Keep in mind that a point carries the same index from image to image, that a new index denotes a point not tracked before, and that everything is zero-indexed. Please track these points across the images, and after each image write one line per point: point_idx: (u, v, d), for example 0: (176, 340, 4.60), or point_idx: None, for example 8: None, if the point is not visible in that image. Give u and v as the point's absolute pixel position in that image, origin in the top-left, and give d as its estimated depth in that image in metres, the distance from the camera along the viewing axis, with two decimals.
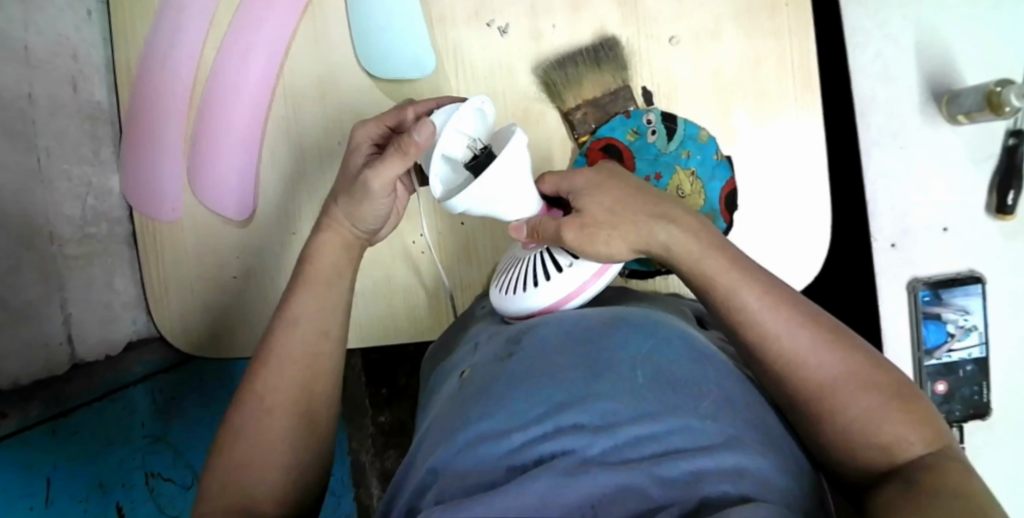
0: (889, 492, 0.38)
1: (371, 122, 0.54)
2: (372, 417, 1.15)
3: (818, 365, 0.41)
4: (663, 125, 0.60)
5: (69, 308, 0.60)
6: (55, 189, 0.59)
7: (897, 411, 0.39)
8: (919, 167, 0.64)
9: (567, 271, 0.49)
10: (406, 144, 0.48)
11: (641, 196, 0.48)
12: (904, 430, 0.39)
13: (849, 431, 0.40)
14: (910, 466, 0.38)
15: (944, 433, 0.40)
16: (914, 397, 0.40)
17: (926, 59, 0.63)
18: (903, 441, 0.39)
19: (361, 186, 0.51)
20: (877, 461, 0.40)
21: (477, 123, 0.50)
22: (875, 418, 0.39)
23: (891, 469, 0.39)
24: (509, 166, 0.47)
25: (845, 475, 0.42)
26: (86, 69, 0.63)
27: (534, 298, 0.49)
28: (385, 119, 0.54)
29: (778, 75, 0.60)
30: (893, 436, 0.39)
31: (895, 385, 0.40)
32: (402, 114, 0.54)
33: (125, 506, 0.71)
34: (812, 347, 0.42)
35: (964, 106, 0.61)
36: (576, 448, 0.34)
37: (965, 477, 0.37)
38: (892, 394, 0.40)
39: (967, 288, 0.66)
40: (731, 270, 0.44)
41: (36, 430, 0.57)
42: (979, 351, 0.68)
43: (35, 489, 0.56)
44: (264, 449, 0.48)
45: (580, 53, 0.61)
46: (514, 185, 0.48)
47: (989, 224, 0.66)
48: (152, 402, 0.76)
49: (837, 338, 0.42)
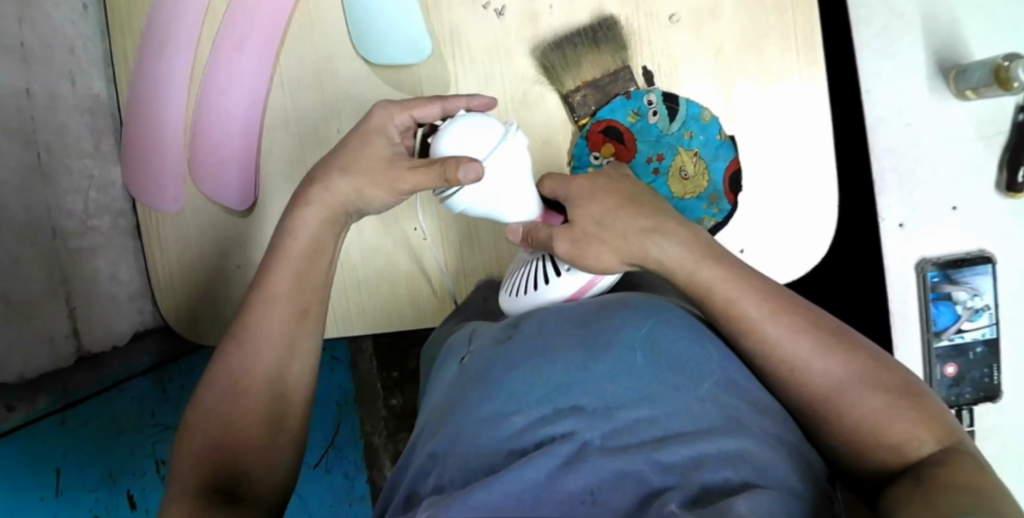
0: (899, 488, 0.37)
1: (395, 108, 0.52)
2: (383, 400, 1.16)
3: (823, 368, 0.40)
4: (664, 106, 0.59)
5: (75, 302, 0.61)
6: (55, 184, 0.59)
7: (907, 410, 0.39)
8: (926, 144, 0.62)
9: (571, 273, 0.49)
10: (450, 172, 0.45)
11: (634, 207, 0.47)
12: (915, 428, 0.38)
13: (861, 432, 0.39)
14: (923, 463, 0.38)
15: (953, 430, 0.39)
16: (925, 398, 0.40)
17: (932, 33, 0.61)
18: (913, 440, 0.38)
19: (391, 175, 0.50)
20: (889, 460, 0.39)
21: (489, 131, 0.47)
22: (884, 418, 0.39)
23: (903, 468, 0.39)
24: (507, 168, 0.47)
25: (856, 473, 0.41)
26: (83, 62, 0.63)
27: (548, 296, 0.49)
28: (413, 109, 0.52)
29: (782, 51, 0.59)
30: (904, 435, 0.38)
31: (901, 384, 0.40)
32: (431, 106, 0.52)
33: (135, 493, 0.73)
34: (813, 351, 0.41)
35: (971, 81, 0.59)
36: (576, 431, 0.34)
37: (977, 472, 0.36)
38: (900, 393, 0.39)
39: (977, 268, 0.64)
40: (727, 278, 0.44)
41: (43, 422, 0.59)
42: (990, 332, 0.66)
43: (45, 480, 0.60)
44: (256, 438, 0.49)
45: (578, 34, 0.60)
46: (512, 187, 0.48)
47: (998, 202, 0.64)
48: (162, 391, 0.78)
49: (839, 341, 0.41)
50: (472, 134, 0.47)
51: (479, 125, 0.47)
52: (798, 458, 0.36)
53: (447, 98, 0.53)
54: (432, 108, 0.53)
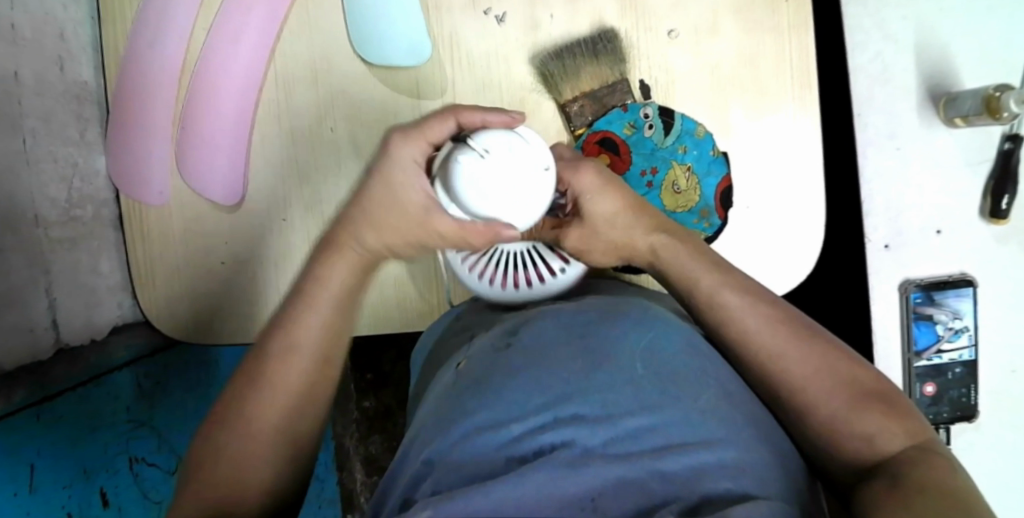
0: (873, 490, 0.37)
1: (412, 141, 0.48)
2: (357, 403, 1.15)
3: (799, 358, 0.43)
4: (660, 120, 0.60)
5: (54, 292, 0.59)
6: (41, 171, 0.58)
7: (874, 403, 0.41)
8: (914, 168, 0.64)
9: (559, 274, 0.54)
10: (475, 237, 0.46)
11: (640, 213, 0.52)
12: (886, 422, 0.40)
13: (831, 423, 0.41)
14: (894, 457, 0.39)
15: (924, 429, 0.40)
16: (897, 393, 0.42)
17: (925, 62, 0.63)
18: (884, 432, 0.40)
19: (411, 223, 0.49)
20: (862, 455, 0.40)
21: (483, 168, 0.44)
22: (853, 411, 0.41)
23: (876, 463, 0.39)
24: (520, 189, 0.45)
25: (834, 474, 0.41)
26: (72, 48, 0.62)
27: (539, 290, 0.54)
28: (428, 135, 0.48)
29: (777, 71, 0.60)
30: (875, 428, 0.40)
31: (872, 383, 0.42)
32: (445, 125, 0.48)
33: (109, 492, 0.71)
34: (793, 343, 0.44)
35: (962, 109, 0.61)
36: (577, 439, 0.34)
37: (945, 470, 0.37)
38: (870, 389, 0.42)
39: (959, 290, 0.66)
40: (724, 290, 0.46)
41: (19, 415, 0.56)
42: (968, 354, 0.68)
43: (18, 475, 0.57)
44: (260, 438, 0.47)
45: (579, 45, 0.60)
46: (533, 192, 0.46)
47: (982, 227, 0.66)
48: (137, 387, 0.76)
49: (817, 338, 0.44)
50: (474, 180, 0.44)
51: (475, 170, 0.44)
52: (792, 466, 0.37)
53: (460, 110, 0.48)
54: (445, 126, 0.48)
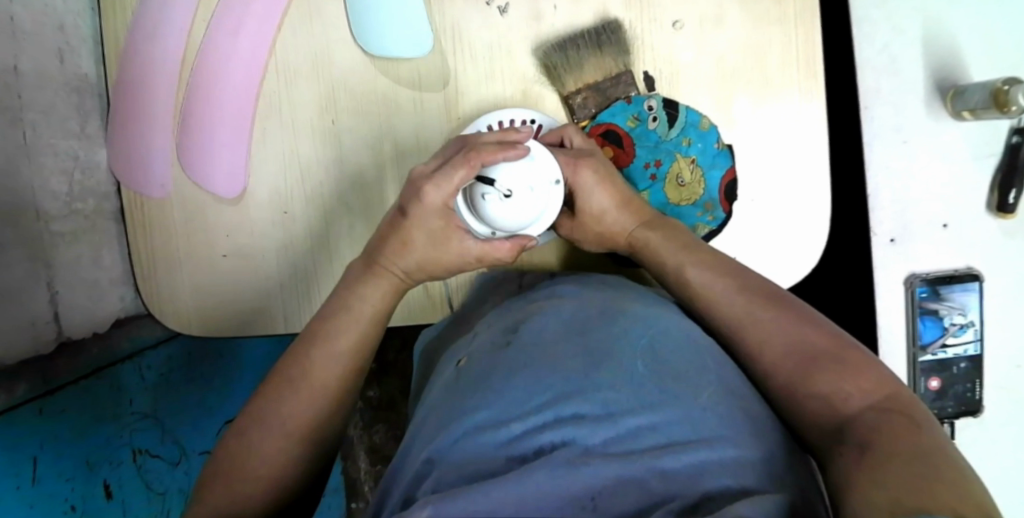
0: (846, 460, 0.36)
1: (443, 192, 0.50)
2: (360, 393, 1.15)
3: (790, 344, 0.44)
4: (664, 112, 0.60)
5: (57, 286, 0.59)
6: (41, 164, 0.57)
7: (826, 365, 0.42)
8: (921, 161, 0.64)
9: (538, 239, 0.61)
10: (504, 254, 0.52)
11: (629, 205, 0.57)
12: (842, 382, 0.41)
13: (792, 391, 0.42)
14: (857, 415, 0.39)
15: (885, 385, 0.40)
16: (852, 350, 0.43)
17: (933, 54, 0.62)
18: (841, 392, 0.40)
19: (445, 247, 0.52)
20: (824, 416, 0.40)
21: (507, 205, 0.51)
22: (807, 375, 0.42)
23: (840, 421, 0.39)
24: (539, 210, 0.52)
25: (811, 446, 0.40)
26: (72, 40, 0.61)
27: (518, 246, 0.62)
28: (455, 183, 0.50)
29: (781, 62, 0.59)
30: (833, 388, 0.40)
31: (827, 351, 0.43)
32: (469, 171, 0.49)
33: (113, 484, 0.71)
34: (783, 329, 0.45)
35: (970, 102, 0.60)
36: (577, 438, 0.34)
37: (904, 422, 0.37)
38: (824, 355, 0.43)
39: (965, 285, 0.66)
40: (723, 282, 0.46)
41: (20, 410, 0.57)
42: (974, 349, 0.68)
43: (21, 468, 0.57)
44: (267, 427, 0.48)
45: (584, 36, 0.60)
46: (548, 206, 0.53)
47: (989, 222, 0.65)
48: (141, 380, 0.76)
49: (799, 320, 0.46)
50: (500, 214, 0.51)
51: (500, 207, 0.51)
52: (795, 462, 0.37)
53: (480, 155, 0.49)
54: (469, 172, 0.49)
